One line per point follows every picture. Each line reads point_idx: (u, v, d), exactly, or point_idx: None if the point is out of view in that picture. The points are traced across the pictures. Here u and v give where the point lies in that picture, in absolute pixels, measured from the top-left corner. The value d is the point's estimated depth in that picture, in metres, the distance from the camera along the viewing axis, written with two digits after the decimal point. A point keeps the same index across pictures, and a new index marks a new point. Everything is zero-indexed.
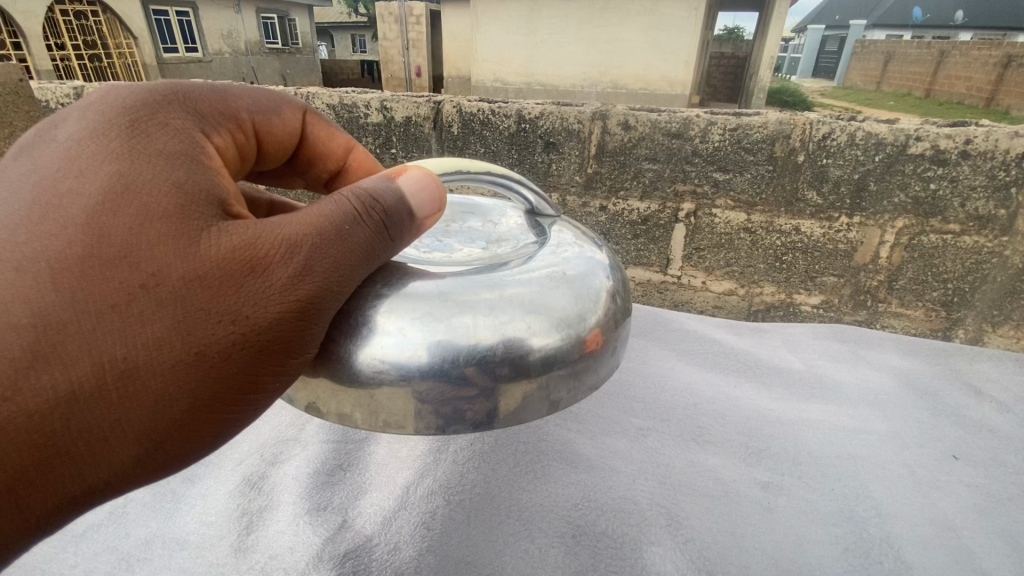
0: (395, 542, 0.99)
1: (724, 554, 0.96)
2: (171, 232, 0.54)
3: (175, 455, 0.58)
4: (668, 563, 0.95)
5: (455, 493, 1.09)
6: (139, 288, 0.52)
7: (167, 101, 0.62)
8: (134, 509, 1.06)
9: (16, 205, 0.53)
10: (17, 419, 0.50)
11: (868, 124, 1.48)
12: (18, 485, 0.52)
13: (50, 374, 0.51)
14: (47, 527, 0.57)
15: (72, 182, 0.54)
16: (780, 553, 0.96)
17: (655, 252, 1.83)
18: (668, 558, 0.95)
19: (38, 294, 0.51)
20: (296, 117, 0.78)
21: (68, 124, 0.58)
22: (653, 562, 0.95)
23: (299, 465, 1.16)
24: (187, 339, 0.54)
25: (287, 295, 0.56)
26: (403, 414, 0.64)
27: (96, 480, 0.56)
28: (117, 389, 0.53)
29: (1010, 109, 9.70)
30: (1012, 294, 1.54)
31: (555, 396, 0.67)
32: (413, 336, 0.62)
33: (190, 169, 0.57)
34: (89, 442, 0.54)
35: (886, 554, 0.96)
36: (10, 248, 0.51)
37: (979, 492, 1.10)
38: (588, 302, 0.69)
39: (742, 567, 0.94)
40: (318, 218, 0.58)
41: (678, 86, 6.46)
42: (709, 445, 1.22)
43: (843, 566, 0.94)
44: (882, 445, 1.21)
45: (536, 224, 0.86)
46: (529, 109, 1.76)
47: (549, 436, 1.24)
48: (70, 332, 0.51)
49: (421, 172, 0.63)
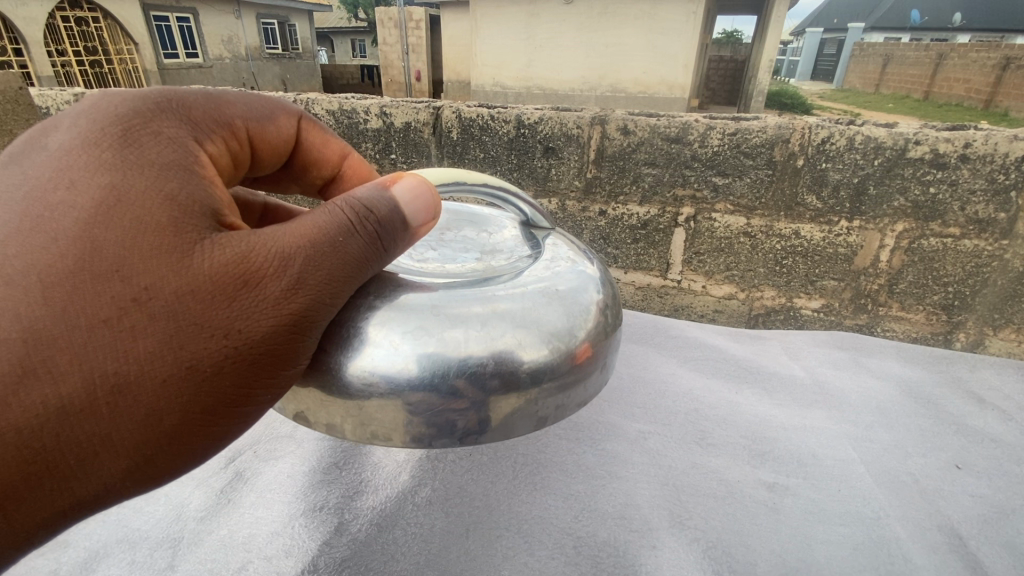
0: (391, 552, 0.98)
1: (730, 554, 0.96)
2: (162, 245, 0.53)
3: (165, 469, 0.58)
4: (671, 568, 0.94)
5: (454, 504, 1.08)
6: (131, 302, 0.52)
7: (161, 110, 0.61)
8: (129, 513, 1.05)
9: (6, 215, 0.53)
10: (7, 434, 0.50)
11: (867, 128, 1.47)
12: (7, 500, 0.52)
13: (40, 391, 0.50)
14: (37, 541, 0.57)
15: (64, 194, 0.53)
16: (786, 552, 0.96)
17: (655, 256, 1.83)
18: (672, 561, 0.95)
19: (29, 309, 0.50)
20: (291, 124, 0.77)
21: (60, 132, 0.58)
22: (658, 568, 0.94)
23: (294, 463, 1.16)
24: (179, 354, 0.53)
25: (281, 308, 0.56)
26: (393, 426, 0.64)
27: (85, 493, 0.56)
28: (108, 404, 0.52)
29: (1010, 110, 9.66)
30: (1013, 298, 1.53)
31: (545, 410, 0.67)
32: (403, 349, 0.62)
33: (184, 179, 0.57)
34: (79, 456, 0.53)
35: (895, 554, 0.96)
36: (0, 261, 0.51)
37: (982, 502, 1.09)
38: (580, 318, 0.69)
39: (749, 565, 0.94)
40: (313, 229, 0.58)
41: (678, 89, 6.46)
42: (712, 447, 1.21)
43: (851, 566, 0.94)
44: (885, 454, 1.21)
45: (532, 236, 0.86)
46: (529, 115, 1.75)
47: (549, 447, 1.23)
48: (60, 347, 0.51)
49: (417, 180, 0.63)
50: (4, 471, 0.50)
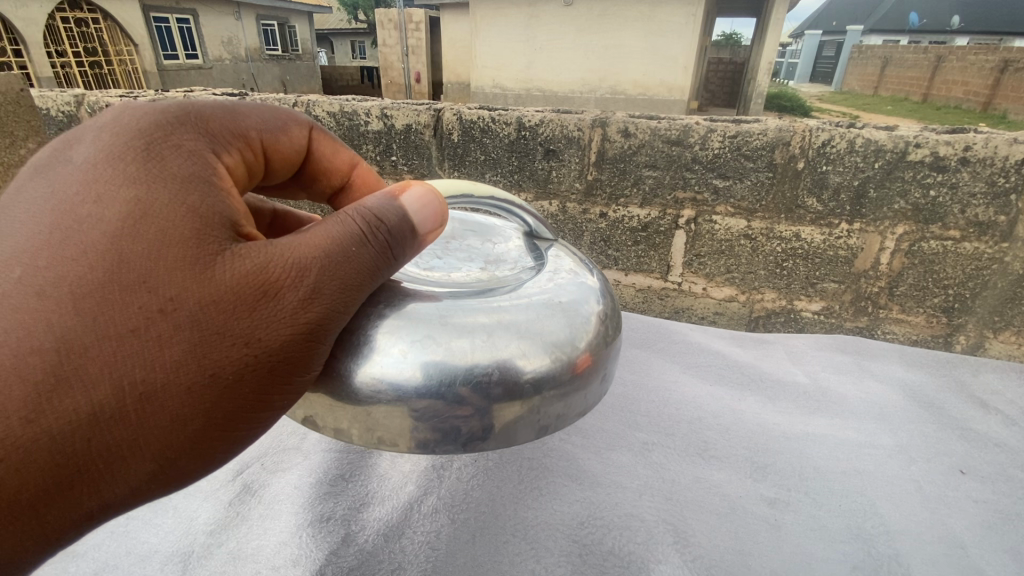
0: (399, 560, 0.98)
1: (731, 571, 0.96)
2: (186, 256, 0.54)
3: (187, 473, 0.58)
4: None
5: (460, 511, 1.09)
6: (157, 313, 0.52)
7: (181, 122, 0.61)
8: (137, 525, 1.05)
9: (36, 227, 0.53)
10: (40, 440, 0.50)
11: (867, 132, 1.48)
12: (38, 503, 0.52)
13: (72, 399, 0.51)
14: (62, 542, 0.56)
15: (91, 206, 0.53)
16: (787, 569, 0.96)
17: (655, 258, 1.83)
18: None
19: (59, 320, 0.50)
20: (302, 135, 0.77)
21: (85, 145, 0.58)
22: None
23: (300, 474, 1.16)
24: (203, 362, 0.54)
25: (298, 317, 0.57)
26: (399, 432, 0.64)
27: (112, 497, 0.56)
28: (136, 411, 0.53)
29: (1009, 112, 9.66)
30: (1013, 300, 1.54)
31: (546, 419, 0.67)
32: (410, 357, 0.62)
33: (204, 191, 0.57)
34: (107, 461, 0.53)
35: (896, 572, 0.95)
36: (31, 273, 0.51)
37: (985, 507, 1.10)
38: (581, 328, 0.69)
39: None
40: (327, 240, 0.58)
41: (677, 91, 6.47)
42: (714, 460, 1.21)
43: None
44: (888, 460, 1.21)
45: (535, 246, 0.86)
46: (529, 117, 1.76)
47: (552, 452, 1.24)
48: (90, 356, 0.51)
49: (426, 188, 0.62)
50: (36, 474, 0.50)
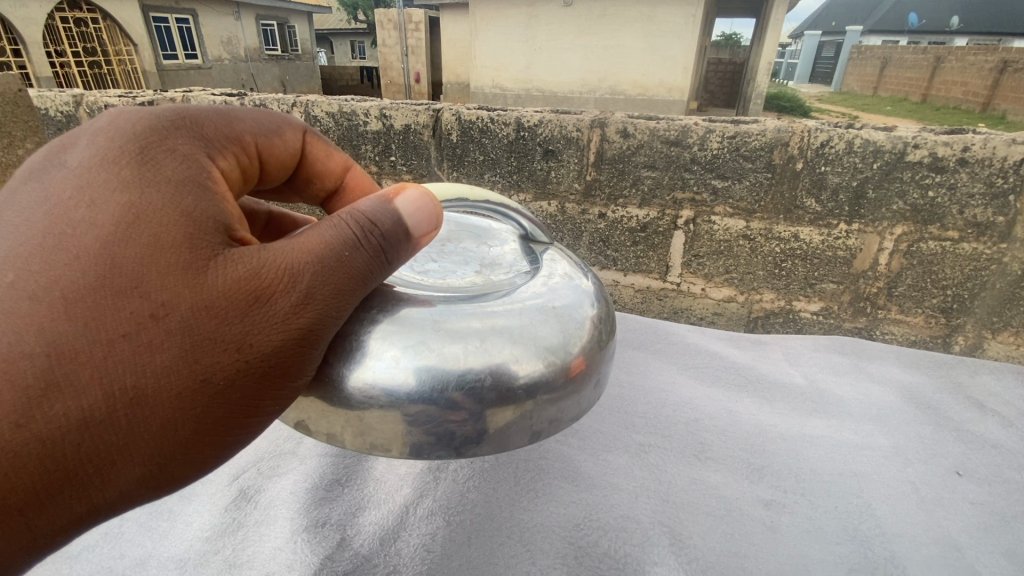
0: (395, 563, 0.98)
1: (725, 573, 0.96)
2: (179, 262, 0.53)
3: (177, 478, 0.58)
4: None
5: (456, 514, 1.08)
6: (149, 318, 0.52)
7: (175, 127, 0.61)
8: (132, 529, 1.05)
9: (29, 231, 0.53)
10: (29, 445, 0.50)
11: (866, 132, 1.48)
12: (27, 507, 0.52)
13: (63, 403, 0.50)
14: (52, 546, 0.56)
15: (85, 211, 0.53)
16: (782, 571, 0.96)
17: (655, 259, 1.83)
18: None
19: (51, 324, 0.50)
20: (297, 138, 0.77)
21: (80, 149, 0.58)
22: None
23: (297, 479, 1.16)
24: (194, 367, 0.53)
25: (290, 323, 0.56)
26: (392, 436, 0.64)
27: (102, 500, 0.56)
28: (127, 415, 0.52)
29: (1009, 113, 9.67)
30: (1012, 301, 1.54)
31: (539, 423, 0.67)
32: (403, 363, 0.62)
33: (198, 196, 0.57)
34: (97, 465, 0.53)
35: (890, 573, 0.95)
36: (25, 277, 0.51)
37: (982, 509, 1.10)
38: (575, 332, 0.69)
39: None
40: (319, 244, 0.58)
41: (677, 91, 6.46)
42: (711, 461, 1.21)
43: None
44: (885, 462, 1.21)
45: (531, 250, 0.85)
46: (529, 117, 1.75)
47: (549, 453, 1.24)
48: (81, 361, 0.51)
49: (420, 191, 0.62)
50: (25, 480, 0.50)
